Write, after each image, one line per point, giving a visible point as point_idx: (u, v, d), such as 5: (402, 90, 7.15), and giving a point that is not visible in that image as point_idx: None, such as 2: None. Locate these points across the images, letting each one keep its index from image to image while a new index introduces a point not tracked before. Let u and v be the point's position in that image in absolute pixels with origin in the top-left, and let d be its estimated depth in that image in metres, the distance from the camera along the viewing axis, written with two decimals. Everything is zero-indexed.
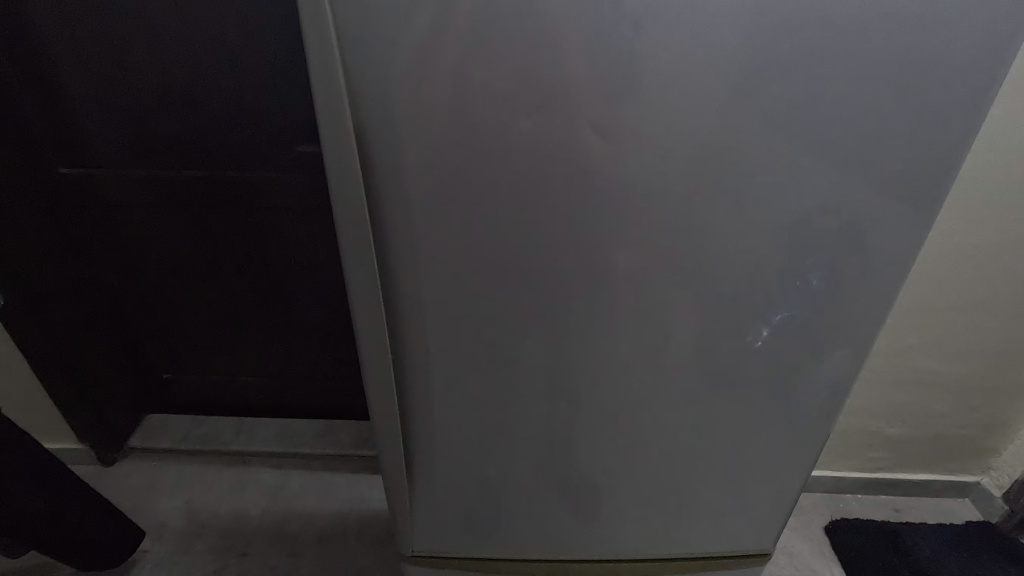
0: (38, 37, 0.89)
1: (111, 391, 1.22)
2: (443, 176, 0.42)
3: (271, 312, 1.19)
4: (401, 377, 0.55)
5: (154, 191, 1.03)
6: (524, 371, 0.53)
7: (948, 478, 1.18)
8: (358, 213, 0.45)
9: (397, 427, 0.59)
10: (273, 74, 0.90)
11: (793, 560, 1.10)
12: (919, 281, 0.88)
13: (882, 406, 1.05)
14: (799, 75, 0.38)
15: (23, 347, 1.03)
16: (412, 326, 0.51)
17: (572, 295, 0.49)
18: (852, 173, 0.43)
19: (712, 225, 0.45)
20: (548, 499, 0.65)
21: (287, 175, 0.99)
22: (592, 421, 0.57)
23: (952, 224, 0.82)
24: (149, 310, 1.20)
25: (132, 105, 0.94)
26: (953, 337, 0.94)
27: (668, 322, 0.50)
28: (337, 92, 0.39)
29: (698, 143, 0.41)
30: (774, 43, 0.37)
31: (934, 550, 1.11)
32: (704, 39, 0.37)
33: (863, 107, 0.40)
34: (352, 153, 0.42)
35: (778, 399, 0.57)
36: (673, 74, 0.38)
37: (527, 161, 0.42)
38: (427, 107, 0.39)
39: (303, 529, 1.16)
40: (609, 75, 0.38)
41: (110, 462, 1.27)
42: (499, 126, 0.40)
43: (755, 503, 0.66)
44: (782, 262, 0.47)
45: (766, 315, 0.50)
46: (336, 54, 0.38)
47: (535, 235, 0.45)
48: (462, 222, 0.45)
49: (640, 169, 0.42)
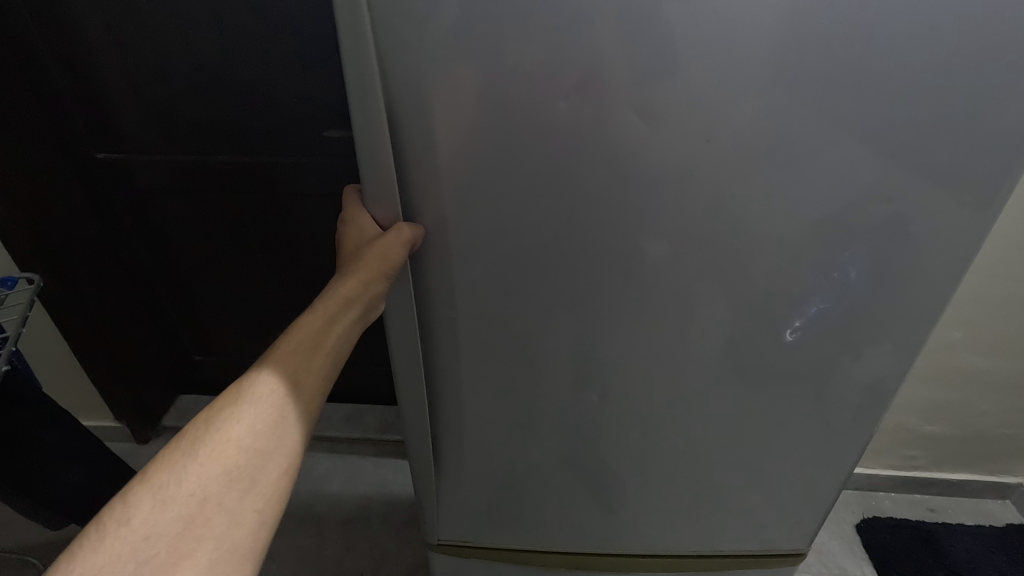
0: (73, 24, 0.90)
1: (145, 372, 1.25)
2: (477, 164, 0.41)
3: (299, 296, 1.20)
4: (432, 366, 0.54)
5: (184, 177, 1.04)
6: (554, 360, 0.52)
7: (990, 479, 1.14)
8: (389, 196, 0.44)
9: (426, 418, 0.59)
10: (302, 55, 0.89)
11: (821, 558, 1.08)
12: (972, 276, 0.84)
13: (923, 404, 1.01)
14: (855, 54, 0.36)
15: (66, 329, 1.07)
16: (443, 315, 0.51)
17: (608, 285, 0.47)
18: (904, 161, 0.40)
19: (750, 216, 0.43)
20: (575, 492, 0.64)
21: (318, 158, 0.99)
22: (623, 414, 0.56)
23: (1013, 217, 0.77)
24: (182, 292, 1.22)
25: (165, 92, 0.95)
26: (1004, 332, 0.90)
27: (702, 313, 0.49)
28: (369, 74, 0.38)
29: (747, 127, 0.39)
30: (829, 24, 0.35)
31: (971, 552, 1.08)
32: (754, 20, 0.35)
33: (920, 90, 0.37)
34: (382, 137, 0.41)
35: (817, 393, 0.55)
36: (712, 57, 0.36)
37: (562, 143, 0.40)
38: (459, 91, 0.38)
39: (329, 512, 1.18)
40: (650, 53, 0.36)
41: (145, 441, 1.31)
42: (535, 108, 0.39)
43: (789, 500, 0.65)
44: (823, 252, 0.45)
45: (805, 308, 0.48)
46: (369, 36, 0.37)
47: (572, 224, 0.44)
48: (496, 210, 0.44)
49: (681, 154, 0.40)
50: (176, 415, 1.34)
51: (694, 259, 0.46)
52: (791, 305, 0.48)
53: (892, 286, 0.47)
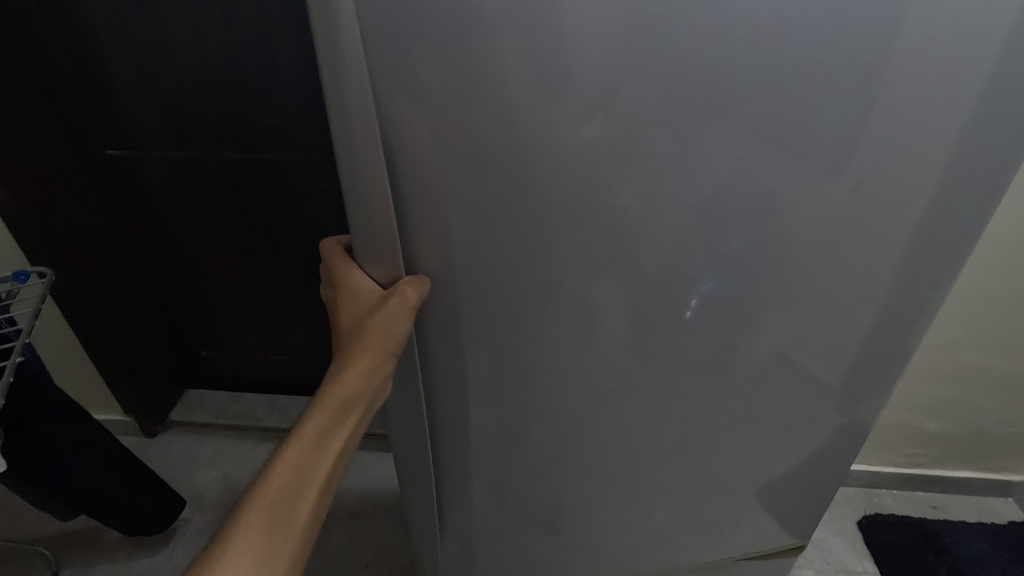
0: (83, 24, 0.91)
1: (153, 367, 1.27)
2: (485, 202, 0.38)
3: (304, 290, 1.21)
4: (434, 407, 0.51)
5: (193, 175, 1.05)
6: (567, 397, 0.49)
7: (992, 476, 1.14)
8: (381, 235, 0.40)
9: (427, 462, 0.55)
10: (307, 54, 0.90)
11: (822, 554, 1.09)
12: (971, 273, 0.84)
13: (922, 401, 1.02)
14: (907, 73, 0.32)
15: (74, 324, 1.08)
16: (445, 356, 0.47)
17: (627, 317, 0.44)
18: (937, 175, 0.37)
19: (628, 197, 0.37)
20: (587, 522, 0.62)
21: (322, 156, 1.01)
22: (637, 444, 0.53)
23: (1011, 213, 0.77)
24: (190, 288, 1.24)
25: (175, 91, 0.96)
26: (1002, 330, 0.90)
27: (726, 340, 0.46)
28: (363, 99, 0.34)
29: (788, 146, 0.35)
30: (879, 40, 0.31)
31: (973, 549, 1.08)
32: (798, 33, 0.31)
33: (961, 100, 0.34)
34: (378, 172, 0.37)
35: (787, 405, 0.51)
36: (751, 80, 0.32)
37: (583, 170, 0.36)
38: (467, 118, 0.34)
39: (335, 505, 1.19)
40: (682, 70, 0.32)
41: (153, 434, 1.33)
42: (552, 133, 0.34)
43: (795, 512, 0.64)
44: (705, 228, 0.39)
45: (830, 337, 0.46)
46: (360, 53, 0.32)
47: (591, 257, 0.40)
48: (506, 245, 0.40)
49: (713, 175, 0.36)
50: (183, 410, 1.36)
51: (713, 288, 0.42)
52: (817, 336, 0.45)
53: (914, 309, 0.45)
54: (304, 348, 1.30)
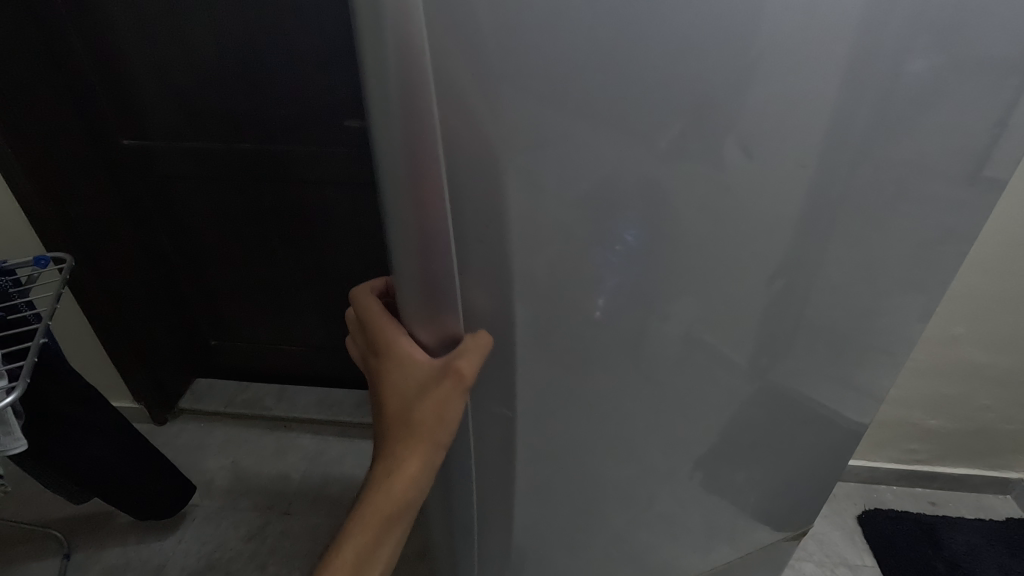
0: (101, 15, 0.93)
1: (161, 354, 1.28)
2: (540, 235, 0.33)
3: (309, 278, 1.22)
4: (476, 458, 0.46)
5: (207, 166, 1.07)
6: (604, 437, 0.45)
7: (990, 473, 1.15)
8: (441, 288, 0.34)
9: (456, 520, 0.50)
10: (322, 49, 0.92)
11: (822, 547, 1.11)
12: (971, 271, 0.85)
13: (924, 398, 1.03)
14: (959, 79, 0.31)
15: (88, 310, 1.09)
16: (489, 402, 0.42)
17: (670, 347, 0.41)
18: (968, 182, 0.37)
19: (625, 213, 0.33)
20: (612, 556, 0.58)
21: (335, 149, 1.02)
22: (669, 472, 0.51)
23: (1010, 212, 0.79)
24: (200, 277, 1.25)
25: (190, 83, 0.98)
26: (1000, 328, 0.91)
27: (764, 358, 0.44)
28: (423, 116, 0.28)
29: (845, 157, 0.33)
30: (939, 45, 0.29)
31: (971, 544, 1.09)
32: (874, 42, 0.28)
33: (1002, 106, 0.33)
34: (437, 214, 0.31)
35: (798, 408, 0.51)
36: (825, 88, 0.29)
37: (640, 189, 0.32)
38: (530, 143, 0.29)
39: (342, 493, 1.20)
40: (759, 78, 0.29)
41: (162, 422, 1.35)
42: (614, 154, 0.30)
43: (802, 505, 0.65)
44: (592, 219, 0.33)
45: (851, 342, 0.46)
46: (427, 64, 0.26)
47: (642, 284, 0.37)
48: (561, 280, 0.35)
49: (769, 188, 0.33)
50: (191, 398, 1.38)
51: (757, 305, 0.40)
52: (838, 340, 0.46)
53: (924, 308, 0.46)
54: (312, 339, 1.32)
